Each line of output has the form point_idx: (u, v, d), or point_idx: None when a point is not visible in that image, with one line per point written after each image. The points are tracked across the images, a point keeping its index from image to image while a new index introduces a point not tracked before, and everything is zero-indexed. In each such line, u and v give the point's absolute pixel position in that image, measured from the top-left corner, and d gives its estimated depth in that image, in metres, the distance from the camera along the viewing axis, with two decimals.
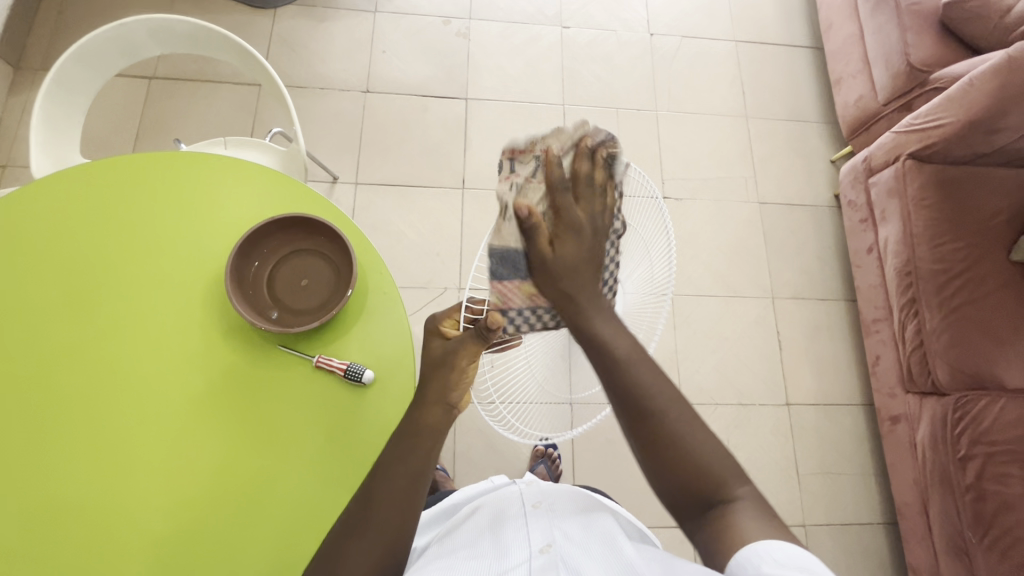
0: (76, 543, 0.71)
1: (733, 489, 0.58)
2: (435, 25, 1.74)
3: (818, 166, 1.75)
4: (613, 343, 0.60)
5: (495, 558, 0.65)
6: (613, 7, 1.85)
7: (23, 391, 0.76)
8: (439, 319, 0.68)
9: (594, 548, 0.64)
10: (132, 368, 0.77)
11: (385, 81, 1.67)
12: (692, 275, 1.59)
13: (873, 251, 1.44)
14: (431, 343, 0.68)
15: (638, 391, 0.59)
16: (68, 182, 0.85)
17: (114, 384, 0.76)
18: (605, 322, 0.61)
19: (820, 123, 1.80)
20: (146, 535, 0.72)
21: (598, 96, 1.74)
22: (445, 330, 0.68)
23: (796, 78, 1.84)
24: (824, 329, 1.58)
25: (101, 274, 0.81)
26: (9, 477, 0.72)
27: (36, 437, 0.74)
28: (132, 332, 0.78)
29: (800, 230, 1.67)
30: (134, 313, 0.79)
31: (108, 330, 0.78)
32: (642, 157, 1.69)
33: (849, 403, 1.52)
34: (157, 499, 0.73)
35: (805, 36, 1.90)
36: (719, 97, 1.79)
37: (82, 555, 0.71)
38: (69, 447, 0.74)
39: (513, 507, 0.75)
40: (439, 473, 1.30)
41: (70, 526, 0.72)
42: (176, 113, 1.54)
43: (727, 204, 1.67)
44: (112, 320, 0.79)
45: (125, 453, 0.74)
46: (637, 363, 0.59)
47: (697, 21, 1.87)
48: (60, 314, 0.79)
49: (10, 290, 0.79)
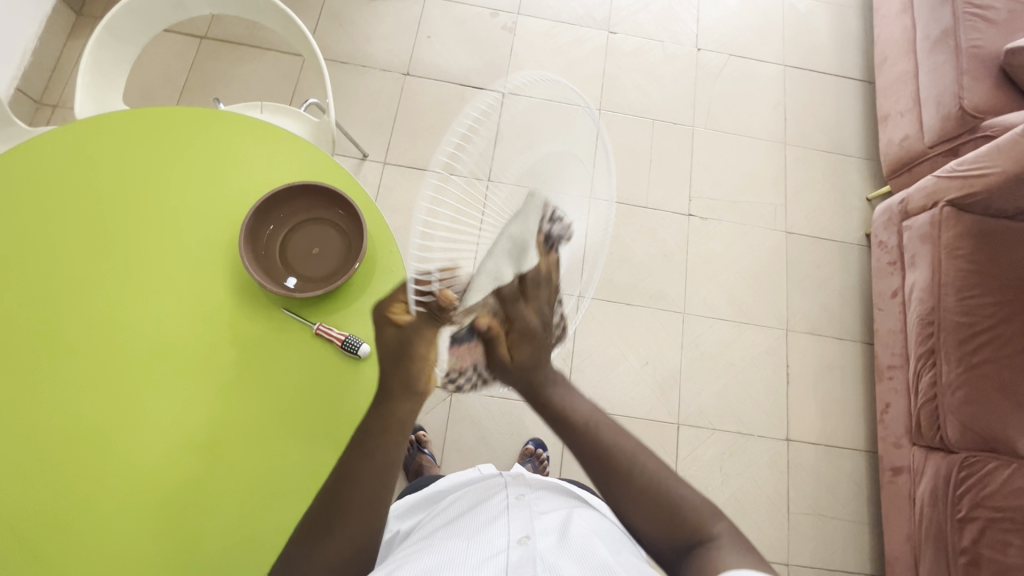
0: (77, 479, 0.74)
1: (708, 528, 0.58)
2: (483, 17, 1.76)
3: (852, 202, 1.70)
4: (574, 406, 0.67)
5: (472, 544, 0.65)
6: (663, 18, 1.83)
7: (46, 317, 0.79)
8: (389, 308, 0.63)
9: (572, 541, 0.65)
10: (144, 313, 0.80)
11: (426, 66, 1.69)
12: (707, 296, 1.56)
13: (898, 294, 1.40)
14: (385, 331, 0.62)
15: (603, 438, 0.64)
16: (112, 126, 0.88)
17: (125, 330, 0.79)
18: (566, 396, 0.67)
19: (861, 158, 1.76)
20: (140, 482, 0.74)
21: (635, 105, 1.72)
22: (395, 316, 0.62)
23: (841, 111, 1.80)
24: (836, 369, 1.54)
25: (122, 225, 0.83)
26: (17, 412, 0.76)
27: (48, 375, 0.77)
28: (147, 282, 0.81)
29: (825, 265, 1.63)
30: (153, 263, 0.82)
31: (127, 275, 0.81)
32: (671, 171, 1.67)
33: (852, 448, 1.48)
34: (158, 456, 0.75)
35: (857, 68, 1.85)
36: (760, 120, 1.76)
37: (69, 484, 0.73)
38: (74, 378, 0.77)
39: (495, 496, 0.76)
40: (426, 458, 1.32)
41: (60, 454, 0.74)
42: (220, 74, 1.59)
43: (753, 229, 1.64)
44: (133, 267, 0.82)
45: (132, 399, 0.77)
46: (599, 426, 0.65)
47: (747, 40, 1.84)
48: (85, 254, 0.82)
49: (34, 233, 0.83)
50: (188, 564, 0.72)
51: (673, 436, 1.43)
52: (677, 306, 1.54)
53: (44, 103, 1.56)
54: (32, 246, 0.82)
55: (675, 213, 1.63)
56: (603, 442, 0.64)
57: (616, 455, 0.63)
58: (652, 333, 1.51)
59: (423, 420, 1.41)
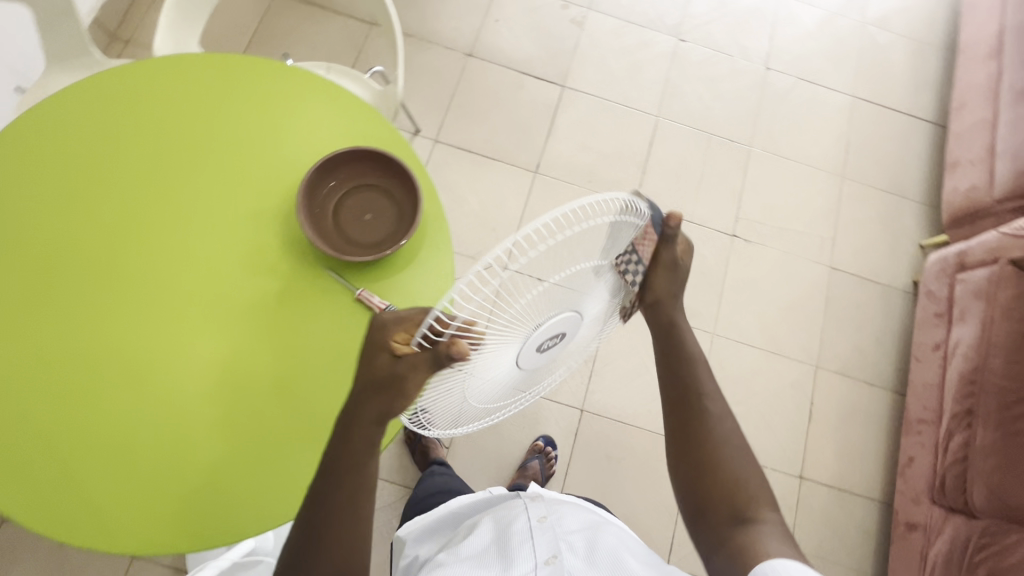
0: (95, 407, 0.76)
1: (754, 512, 0.64)
2: (553, 7, 1.74)
3: (904, 247, 1.64)
4: (683, 341, 0.71)
5: (500, 570, 0.67)
6: (736, 31, 1.79)
7: (89, 245, 0.81)
8: (391, 339, 0.55)
9: (600, 558, 0.67)
10: (181, 258, 0.81)
11: (490, 49, 1.68)
12: (739, 320, 1.53)
13: (940, 348, 1.36)
14: (378, 358, 0.57)
15: (693, 378, 0.70)
16: (184, 70, 0.89)
17: (161, 271, 0.81)
18: (682, 330, 0.71)
19: (920, 203, 1.69)
20: (154, 422, 0.76)
21: (694, 116, 1.69)
22: (394, 346, 0.55)
23: (906, 151, 1.74)
24: (861, 414, 1.50)
25: (174, 168, 0.84)
26: (66, 325, 0.78)
27: (86, 300, 0.79)
28: (189, 229, 0.82)
29: (866, 307, 1.58)
30: (198, 210, 0.83)
31: (171, 217, 0.82)
32: (721, 188, 1.63)
33: (866, 496, 1.44)
34: (194, 389, 0.77)
35: (930, 109, 1.79)
36: (820, 150, 1.71)
37: (89, 409, 0.76)
38: (106, 308, 0.79)
39: (517, 515, 0.76)
40: (431, 441, 1.33)
41: (84, 380, 0.76)
42: (289, 32, 1.60)
43: (797, 259, 1.60)
44: (178, 211, 0.83)
45: (157, 340, 0.78)
46: (699, 363, 0.71)
47: (819, 66, 1.79)
48: (135, 190, 0.83)
49: (98, 156, 0.84)
50: (211, 495, 0.75)
51: None
52: (707, 326, 1.52)
53: (117, 38, 1.59)
54: (90, 171, 0.84)
55: (719, 231, 1.59)
56: (693, 382, 0.70)
57: (699, 397, 0.69)
58: None
59: None
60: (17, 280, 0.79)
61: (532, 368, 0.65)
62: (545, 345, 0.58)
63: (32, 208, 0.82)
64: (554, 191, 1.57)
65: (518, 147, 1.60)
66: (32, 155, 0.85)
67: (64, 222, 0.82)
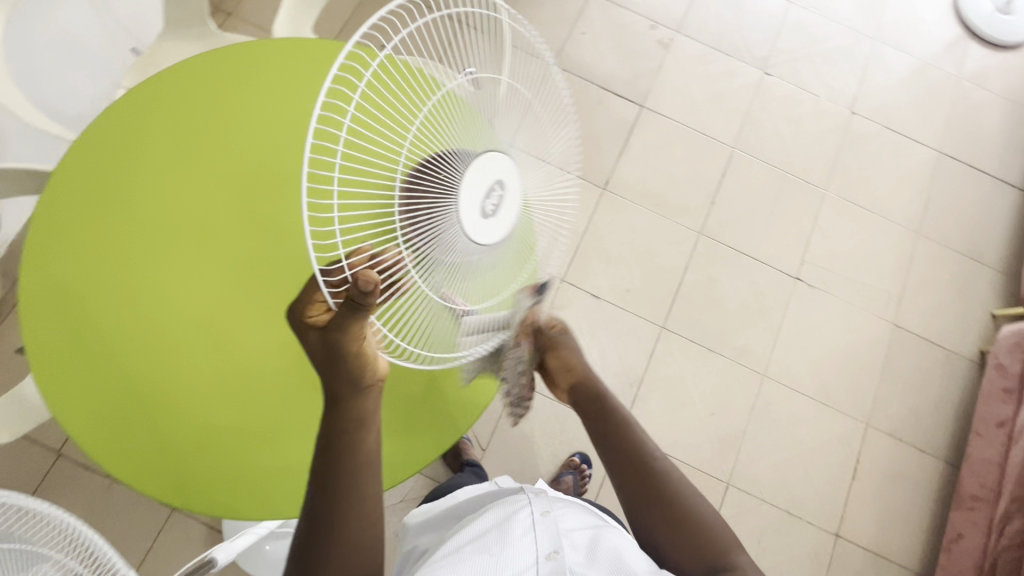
0: (171, 365, 0.79)
1: (729, 557, 0.72)
2: (641, 27, 1.73)
3: (974, 313, 1.58)
4: (626, 429, 0.84)
5: (502, 559, 0.69)
6: (824, 71, 1.75)
7: (184, 209, 0.83)
8: (305, 310, 0.65)
9: (599, 557, 0.70)
10: (268, 238, 0.84)
11: (573, 61, 1.68)
12: (792, 365, 1.50)
13: (1005, 426, 1.30)
14: (308, 333, 0.66)
15: (642, 454, 0.81)
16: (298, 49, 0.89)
17: (249, 247, 0.84)
18: (623, 419, 0.85)
19: (996, 270, 1.63)
20: (221, 390, 0.80)
21: (771, 152, 1.66)
22: (314, 317, 0.65)
23: (988, 214, 1.67)
24: (908, 480, 1.45)
25: (274, 148, 0.85)
26: (154, 288, 0.80)
27: (175, 262, 0.81)
28: (281, 212, 0.85)
29: (926, 370, 1.53)
30: (292, 194, 0.85)
31: (265, 197, 0.85)
32: (790, 228, 1.60)
33: (902, 565, 1.39)
34: (272, 358, 0.82)
35: (1018, 174, 1.72)
36: (897, 202, 1.66)
37: (164, 366, 0.79)
38: (193, 274, 0.82)
39: (520, 506, 0.77)
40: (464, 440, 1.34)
41: (163, 338, 0.79)
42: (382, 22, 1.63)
43: (860, 311, 1.56)
44: (273, 192, 0.85)
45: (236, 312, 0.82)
46: (643, 440, 0.83)
47: (906, 116, 1.74)
48: (234, 162, 0.85)
49: (203, 120, 0.85)
50: (260, 464, 0.79)
51: (719, 494, 1.39)
52: (758, 366, 1.49)
53: None
54: (194, 134, 0.84)
55: (782, 272, 1.56)
56: (642, 458, 0.80)
57: (653, 468, 0.79)
58: (726, 385, 1.47)
59: None
60: (111, 229, 0.81)
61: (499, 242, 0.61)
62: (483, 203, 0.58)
63: (137, 165, 0.83)
64: (620, 209, 1.56)
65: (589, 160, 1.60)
66: (141, 111, 0.84)
67: (154, 185, 0.82)
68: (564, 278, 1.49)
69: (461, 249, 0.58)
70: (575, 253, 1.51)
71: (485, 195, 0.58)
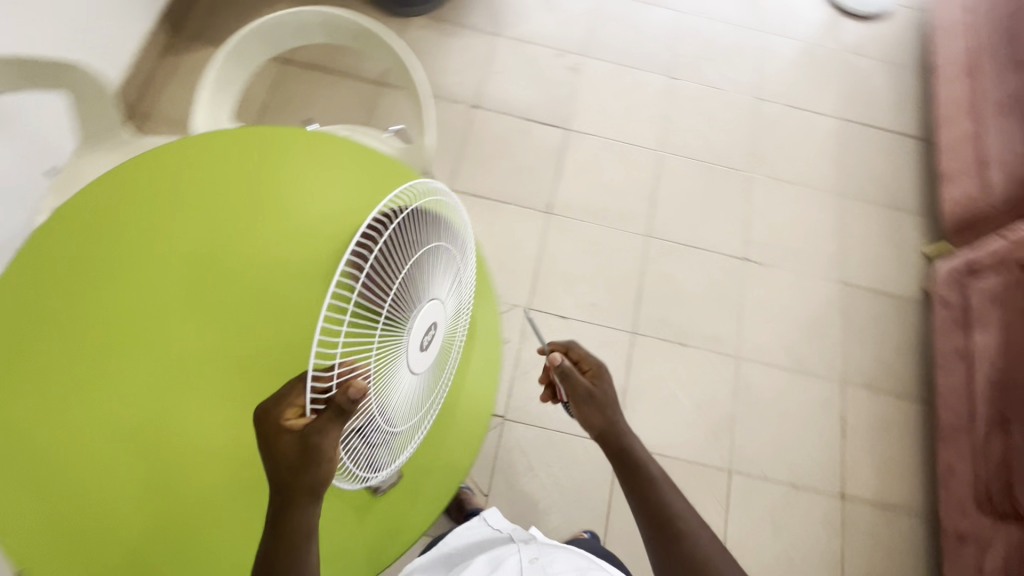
0: (140, 488, 0.70)
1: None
2: (549, 57, 1.83)
3: (909, 257, 1.69)
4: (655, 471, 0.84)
5: None
6: (723, 67, 1.89)
7: (129, 312, 0.75)
8: (281, 414, 0.59)
9: None
10: (223, 324, 0.77)
11: (493, 99, 1.75)
12: (761, 342, 1.55)
13: (961, 354, 1.38)
14: (283, 441, 0.58)
15: (660, 485, 0.82)
16: (238, 141, 0.90)
17: (205, 335, 0.76)
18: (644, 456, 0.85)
19: (917, 215, 1.75)
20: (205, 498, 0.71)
21: (695, 148, 1.76)
22: (289, 422, 0.59)
23: (897, 166, 1.81)
24: (892, 426, 1.50)
25: (219, 233, 0.82)
26: (114, 408, 0.71)
27: (122, 375, 0.73)
28: (232, 294, 0.79)
29: (881, 320, 1.61)
30: (242, 274, 0.80)
31: (213, 281, 0.79)
32: (729, 215, 1.68)
33: (908, 509, 1.43)
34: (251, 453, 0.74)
35: (914, 126, 1.87)
36: (817, 171, 1.78)
37: (133, 491, 0.69)
38: (146, 382, 0.73)
39: (510, 554, 0.83)
40: (465, 491, 1.30)
41: (126, 460, 0.70)
42: (302, 97, 1.66)
43: (809, 278, 1.64)
44: (220, 276, 0.80)
45: (204, 413, 0.73)
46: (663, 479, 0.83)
47: (805, 93, 1.88)
48: (177, 255, 0.79)
49: (140, 221, 0.81)
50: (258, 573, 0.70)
51: (723, 485, 1.40)
52: (730, 350, 1.53)
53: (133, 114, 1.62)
54: (129, 237, 0.80)
55: (730, 257, 1.63)
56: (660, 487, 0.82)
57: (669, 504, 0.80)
58: (706, 375, 1.50)
59: None
60: (49, 352, 0.73)
61: (427, 367, 0.70)
62: (423, 337, 0.66)
63: (71, 279, 0.77)
64: (567, 229, 1.61)
65: (529, 188, 1.64)
66: (75, 226, 0.80)
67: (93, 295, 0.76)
68: (529, 305, 1.51)
69: (399, 386, 0.65)
70: (534, 279, 1.54)
71: (426, 329, 0.66)
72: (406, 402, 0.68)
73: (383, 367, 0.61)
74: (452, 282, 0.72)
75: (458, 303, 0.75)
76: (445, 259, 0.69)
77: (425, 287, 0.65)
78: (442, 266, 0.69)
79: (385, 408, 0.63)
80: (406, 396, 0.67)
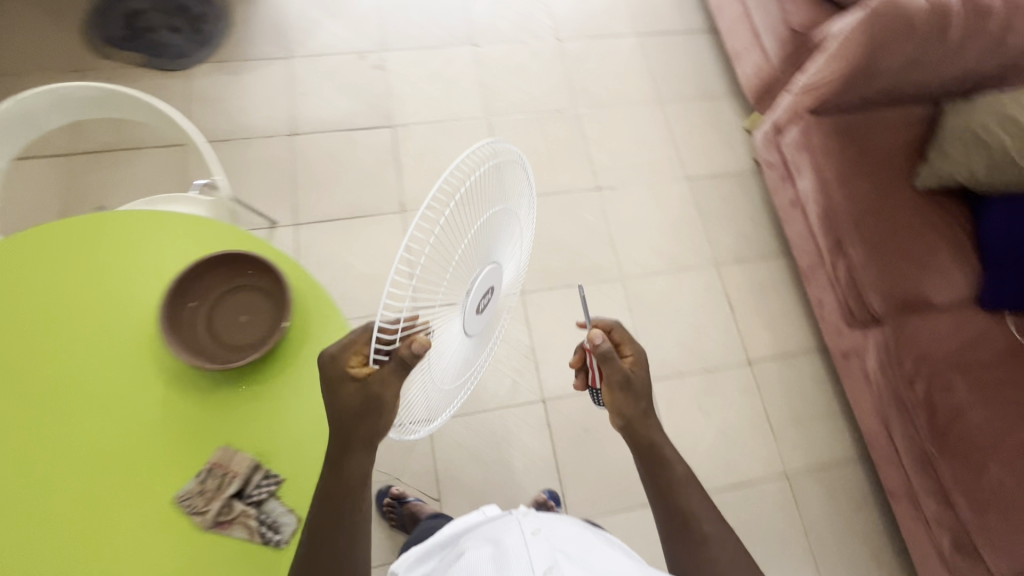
0: None
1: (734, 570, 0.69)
2: (351, 62, 1.79)
3: (734, 136, 1.85)
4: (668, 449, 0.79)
5: None
6: (520, 21, 1.94)
7: None
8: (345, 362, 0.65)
9: None
10: (64, 435, 0.76)
11: (310, 121, 1.70)
12: (637, 257, 1.64)
13: (795, 203, 1.54)
14: (344, 388, 0.65)
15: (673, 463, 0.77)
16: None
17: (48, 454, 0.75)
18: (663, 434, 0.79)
19: (729, 98, 1.92)
20: None
21: (519, 103, 1.81)
22: (352, 368, 0.65)
23: (699, 61, 1.96)
24: (768, 286, 1.66)
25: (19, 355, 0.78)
26: None
27: None
28: (59, 404, 0.77)
29: (730, 198, 1.76)
30: (61, 382, 0.78)
31: (33, 402, 0.77)
32: (571, 154, 1.75)
33: (804, 350, 1.59)
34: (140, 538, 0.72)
35: (701, 21, 2.03)
36: (633, 88, 1.89)
37: None
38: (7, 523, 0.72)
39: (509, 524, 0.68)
40: (413, 503, 1.27)
41: None
42: (100, 184, 1.52)
43: (658, 184, 1.75)
44: (38, 394, 0.77)
45: (78, 523, 0.72)
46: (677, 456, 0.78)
47: (600, 22, 1.98)
48: None
49: None
50: None
51: None
52: (614, 274, 1.61)
53: None
54: None
55: (585, 191, 1.71)
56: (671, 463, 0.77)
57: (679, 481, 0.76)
58: (600, 304, 1.57)
59: (409, 461, 1.36)
60: None
61: (475, 326, 0.80)
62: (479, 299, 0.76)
63: None
64: None
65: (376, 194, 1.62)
66: None
67: None
68: None
69: (452, 344, 0.74)
70: None
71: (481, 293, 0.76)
72: (455, 358, 0.77)
73: (445, 323, 0.68)
74: (499, 249, 0.80)
75: (506, 268, 0.85)
76: (496, 228, 0.77)
77: (483, 252, 0.74)
78: (493, 233, 0.77)
79: (442, 361, 0.73)
80: (456, 351, 0.77)
